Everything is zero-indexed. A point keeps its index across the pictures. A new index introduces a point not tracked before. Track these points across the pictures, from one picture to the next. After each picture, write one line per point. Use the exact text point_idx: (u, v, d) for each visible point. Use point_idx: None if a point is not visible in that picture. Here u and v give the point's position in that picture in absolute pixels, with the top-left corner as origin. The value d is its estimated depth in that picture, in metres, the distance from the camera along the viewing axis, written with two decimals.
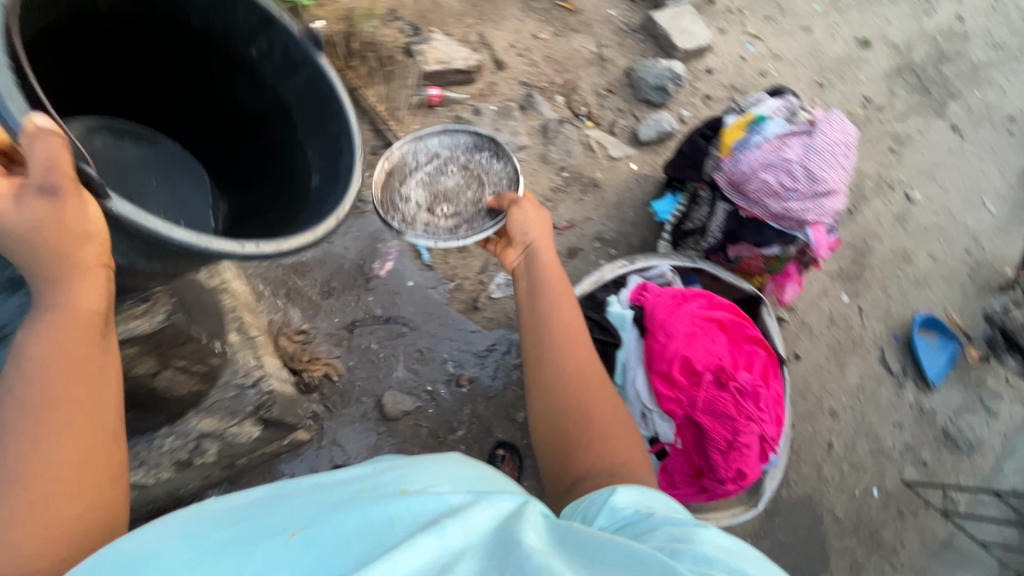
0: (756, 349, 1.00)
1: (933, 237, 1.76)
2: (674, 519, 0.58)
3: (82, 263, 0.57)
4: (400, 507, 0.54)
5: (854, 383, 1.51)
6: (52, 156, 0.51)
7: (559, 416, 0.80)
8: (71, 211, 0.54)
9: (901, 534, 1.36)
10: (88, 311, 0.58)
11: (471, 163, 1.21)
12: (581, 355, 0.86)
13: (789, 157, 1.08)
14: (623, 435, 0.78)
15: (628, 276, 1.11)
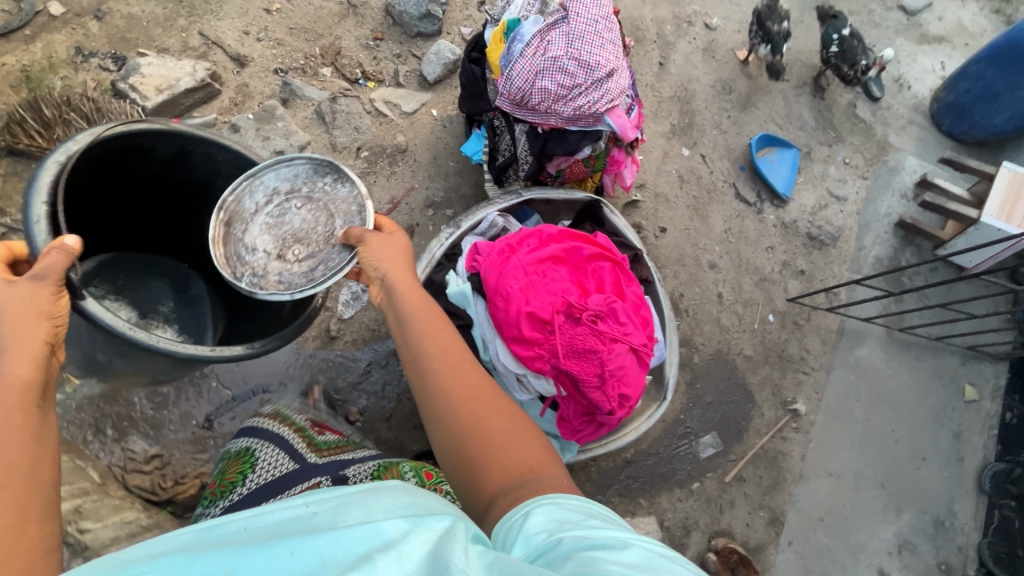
0: (602, 265, 0.96)
1: (744, 55, 1.76)
2: (584, 538, 0.53)
3: (28, 336, 0.63)
4: (331, 544, 0.47)
5: (722, 227, 1.54)
6: (51, 263, 0.65)
7: (462, 445, 0.72)
8: (43, 295, 0.65)
9: (804, 343, 1.46)
10: (22, 380, 0.61)
11: (316, 195, 1.01)
12: (464, 370, 0.78)
13: (556, 54, 0.99)
14: (531, 443, 0.72)
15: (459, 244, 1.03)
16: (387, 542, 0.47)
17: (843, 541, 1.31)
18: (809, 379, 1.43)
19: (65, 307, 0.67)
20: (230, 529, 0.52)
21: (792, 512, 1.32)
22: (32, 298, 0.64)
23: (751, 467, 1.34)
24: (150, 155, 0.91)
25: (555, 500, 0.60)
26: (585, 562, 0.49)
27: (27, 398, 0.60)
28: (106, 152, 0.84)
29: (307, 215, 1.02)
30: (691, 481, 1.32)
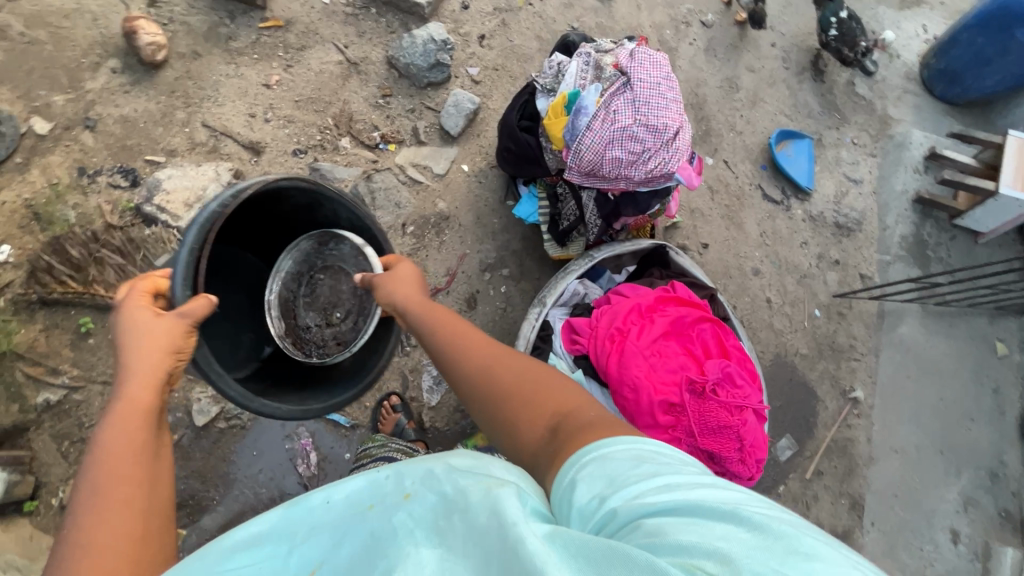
0: (701, 326, 0.98)
1: (742, 49, 1.77)
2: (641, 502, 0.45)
3: (154, 361, 0.66)
4: (405, 514, 0.47)
5: (756, 231, 1.58)
6: (200, 308, 0.69)
7: (494, 414, 0.68)
8: (175, 331, 0.68)
9: (850, 331, 1.54)
10: (148, 404, 0.64)
11: (329, 262, 1.09)
12: (479, 346, 0.75)
13: (622, 122, 0.97)
14: (558, 389, 0.66)
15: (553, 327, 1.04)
16: (450, 505, 0.47)
17: (916, 510, 1.43)
18: (861, 365, 1.51)
19: (191, 342, 0.70)
20: (315, 500, 0.52)
21: (868, 494, 1.42)
22: (167, 333, 0.67)
23: (826, 459, 1.43)
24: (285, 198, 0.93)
25: (598, 449, 0.52)
26: (653, 527, 0.43)
27: (151, 419, 0.63)
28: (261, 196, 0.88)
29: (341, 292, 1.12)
30: (777, 485, 1.39)
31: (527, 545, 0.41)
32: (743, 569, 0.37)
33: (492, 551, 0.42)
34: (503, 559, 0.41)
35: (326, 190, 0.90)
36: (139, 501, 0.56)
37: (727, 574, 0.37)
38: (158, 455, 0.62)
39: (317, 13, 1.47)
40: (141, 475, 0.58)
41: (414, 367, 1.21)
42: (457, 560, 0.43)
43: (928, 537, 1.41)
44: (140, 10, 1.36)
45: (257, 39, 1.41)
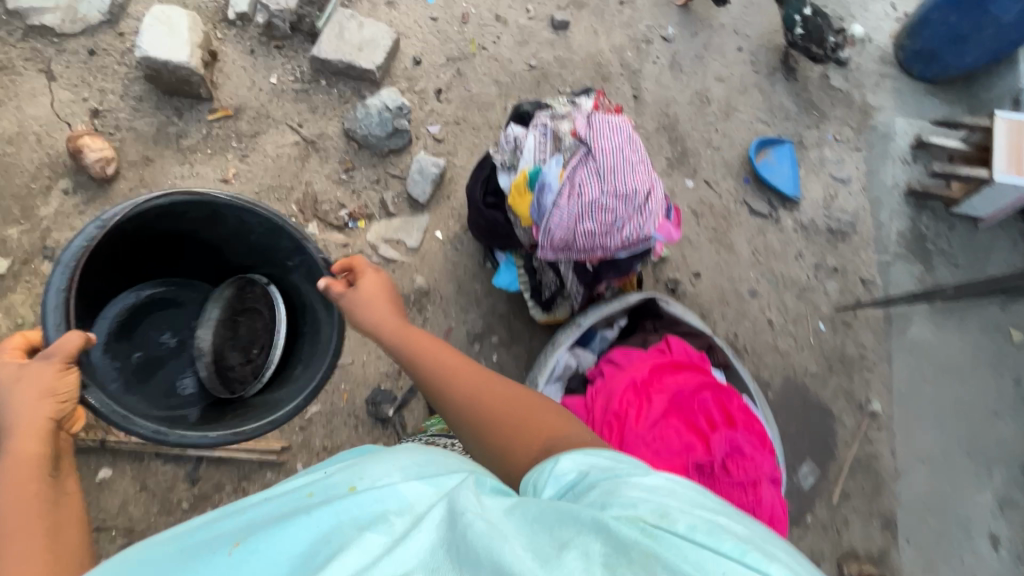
0: (701, 395, 0.94)
1: (708, 59, 1.71)
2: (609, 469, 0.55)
3: (35, 408, 0.68)
4: (351, 506, 0.51)
5: (748, 250, 1.53)
6: (69, 343, 0.70)
7: (492, 445, 0.72)
8: (47, 374, 0.69)
9: (858, 339, 1.49)
10: (37, 451, 0.67)
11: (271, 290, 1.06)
12: (465, 373, 0.80)
13: (586, 197, 0.92)
14: (546, 414, 0.73)
15: None
16: (405, 507, 0.51)
17: (951, 519, 1.38)
18: (874, 374, 1.46)
19: (71, 387, 0.71)
20: (254, 500, 0.58)
21: (899, 509, 1.37)
22: (47, 379, 0.69)
23: (851, 479, 1.38)
24: (185, 218, 0.92)
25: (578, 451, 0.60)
26: (609, 488, 0.52)
27: (42, 472, 0.67)
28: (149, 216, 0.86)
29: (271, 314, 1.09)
30: (804, 515, 1.34)
31: (476, 528, 0.47)
32: (674, 520, 0.47)
33: (440, 539, 0.47)
34: (450, 542, 0.47)
35: (216, 198, 0.87)
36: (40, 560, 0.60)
37: (665, 523, 0.47)
38: (58, 505, 0.66)
39: (266, 95, 1.42)
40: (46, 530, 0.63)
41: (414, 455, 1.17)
42: (406, 542, 0.47)
43: (967, 545, 1.36)
44: (85, 123, 1.32)
45: (208, 132, 1.37)
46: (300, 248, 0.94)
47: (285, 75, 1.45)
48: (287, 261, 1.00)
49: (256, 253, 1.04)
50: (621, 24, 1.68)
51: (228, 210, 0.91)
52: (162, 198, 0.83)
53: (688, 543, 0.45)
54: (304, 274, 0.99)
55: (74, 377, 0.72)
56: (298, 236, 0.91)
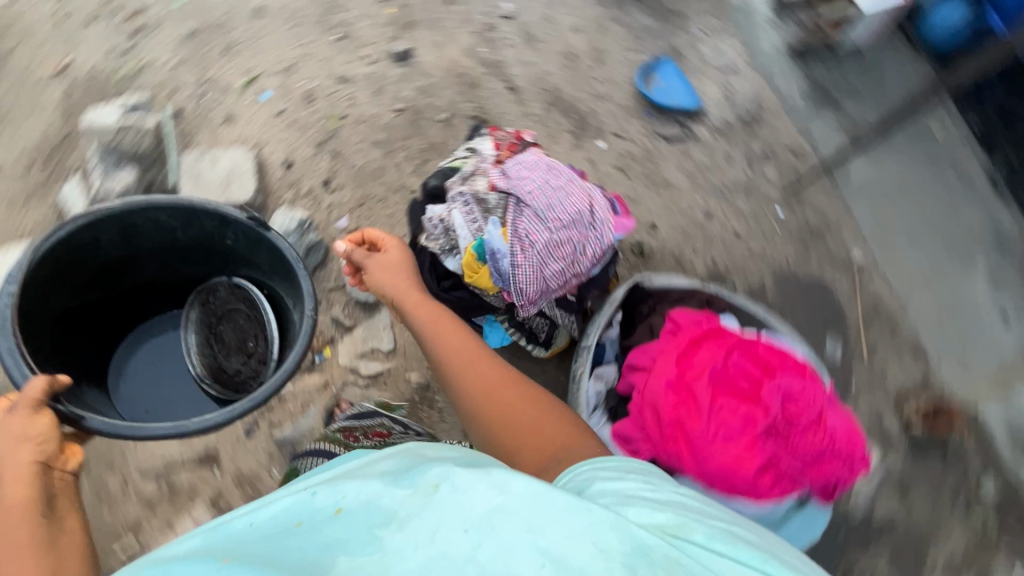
0: (731, 360, 0.94)
1: (557, 17, 1.65)
2: (617, 482, 0.60)
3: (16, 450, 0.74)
4: (353, 524, 0.52)
5: (685, 177, 1.53)
6: (38, 385, 0.79)
7: (487, 428, 0.79)
8: (20, 420, 0.76)
9: (816, 205, 1.53)
10: (25, 494, 0.70)
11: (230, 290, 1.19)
12: (474, 364, 0.84)
13: (539, 242, 0.89)
14: (551, 423, 0.76)
15: (612, 447, 0.99)
16: (390, 517, 0.52)
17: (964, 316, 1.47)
18: (843, 229, 1.52)
19: (45, 429, 0.77)
20: (237, 525, 0.54)
21: (921, 333, 1.45)
22: (23, 425, 0.76)
23: (871, 331, 1.44)
24: (103, 247, 1.03)
25: (593, 465, 0.64)
26: (621, 496, 0.58)
27: (31, 515, 0.68)
28: (73, 255, 0.98)
29: (245, 303, 1.18)
30: (852, 384, 1.40)
31: (486, 548, 0.48)
32: (691, 528, 0.54)
33: (446, 555, 0.48)
34: (456, 560, 0.48)
35: (114, 211, 0.98)
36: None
37: (682, 531, 0.54)
38: (52, 547, 0.66)
39: None
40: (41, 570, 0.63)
41: None
42: (401, 562, 0.48)
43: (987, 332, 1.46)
44: None
45: None
46: (224, 220, 1.04)
47: None
48: (224, 241, 1.10)
49: (199, 254, 1.15)
50: (459, 24, 1.60)
51: (140, 220, 1.02)
52: (69, 228, 0.94)
53: (705, 546, 0.53)
54: (246, 243, 1.08)
55: (48, 418, 0.79)
56: (206, 208, 1.01)
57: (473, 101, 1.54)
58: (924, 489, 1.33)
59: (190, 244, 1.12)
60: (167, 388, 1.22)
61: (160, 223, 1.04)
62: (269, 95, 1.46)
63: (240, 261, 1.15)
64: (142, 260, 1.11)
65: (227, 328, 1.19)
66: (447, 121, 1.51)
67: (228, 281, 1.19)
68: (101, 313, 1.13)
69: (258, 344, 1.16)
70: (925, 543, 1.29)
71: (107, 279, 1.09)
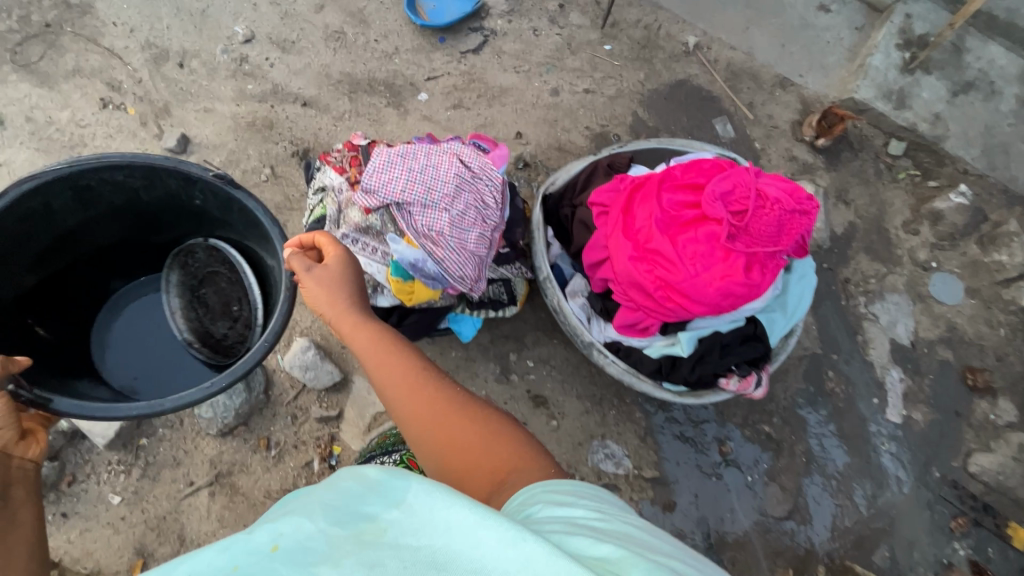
0: (664, 201, 0.96)
1: (294, 9, 1.49)
2: (569, 513, 0.53)
3: None
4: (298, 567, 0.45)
5: (512, 74, 1.48)
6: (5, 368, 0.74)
7: (428, 454, 0.70)
8: None
9: (631, 19, 1.53)
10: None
11: (214, 267, 1.13)
12: (413, 390, 0.73)
13: (445, 225, 0.84)
14: (499, 446, 0.68)
15: (627, 340, 1.01)
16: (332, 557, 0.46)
17: (797, 29, 1.55)
18: (665, 24, 1.53)
19: None
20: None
21: (776, 66, 1.53)
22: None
23: (741, 93, 1.51)
24: (59, 213, 0.95)
25: (550, 486, 0.58)
26: (570, 527, 0.51)
27: None
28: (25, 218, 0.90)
29: (226, 266, 1.13)
30: (754, 147, 1.48)
31: None
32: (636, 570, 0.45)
33: None
34: None
35: (62, 172, 0.89)
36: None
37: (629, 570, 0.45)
38: (6, 536, 0.73)
39: (135, 514, 1.17)
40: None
41: (595, 474, 1.19)
42: None
43: (820, 30, 1.55)
44: None
45: None
46: (190, 179, 0.97)
47: (115, 484, 1.17)
48: (194, 201, 1.04)
49: (173, 215, 1.09)
50: (210, 77, 1.42)
51: (98, 184, 0.95)
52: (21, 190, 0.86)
53: None
54: (216, 202, 1.02)
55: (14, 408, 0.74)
56: (167, 167, 0.95)
57: (280, 139, 1.40)
58: (854, 185, 1.46)
59: (157, 204, 1.05)
60: (158, 358, 1.16)
61: (121, 182, 0.97)
62: None
63: (217, 223, 1.10)
64: (105, 226, 1.04)
65: (210, 293, 1.14)
66: (273, 175, 1.38)
67: (206, 242, 1.13)
68: (64, 280, 1.06)
69: (241, 310, 1.12)
70: (881, 225, 1.44)
71: (67, 246, 1.02)
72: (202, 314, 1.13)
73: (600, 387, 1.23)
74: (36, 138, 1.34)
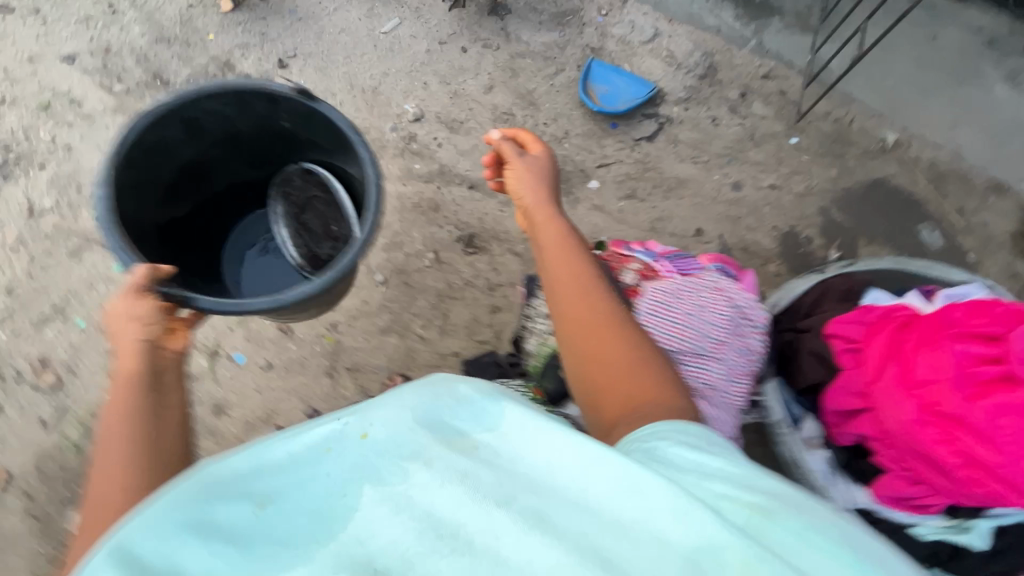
0: (956, 353, 0.79)
1: (463, 88, 1.46)
2: (689, 453, 0.54)
3: (122, 336, 0.71)
4: (383, 453, 0.52)
5: (688, 164, 1.38)
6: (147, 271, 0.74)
7: (569, 349, 0.73)
8: (120, 311, 0.72)
9: (818, 110, 1.41)
10: (127, 374, 0.68)
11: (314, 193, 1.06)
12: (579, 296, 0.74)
13: (717, 378, 0.71)
14: (639, 376, 0.68)
15: (892, 513, 0.82)
16: (416, 453, 0.51)
17: (1013, 128, 1.38)
18: (858, 119, 1.40)
19: (145, 309, 0.72)
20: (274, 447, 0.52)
21: (988, 169, 1.36)
22: (124, 310, 0.72)
23: (947, 197, 1.35)
24: (176, 149, 0.93)
25: (660, 426, 0.59)
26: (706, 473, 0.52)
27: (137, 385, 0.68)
28: (146, 155, 0.88)
29: (324, 190, 1.06)
30: (968, 259, 1.30)
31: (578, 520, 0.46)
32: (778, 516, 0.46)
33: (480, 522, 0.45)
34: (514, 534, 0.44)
35: (170, 104, 0.86)
36: (134, 455, 0.62)
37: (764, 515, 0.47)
38: (160, 413, 0.67)
39: None
40: (142, 452, 0.62)
41: None
42: (424, 500, 0.47)
43: None
44: None
45: None
46: (272, 99, 0.92)
47: None
48: (283, 124, 0.98)
49: (266, 145, 1.03)
50: (379, 155, 1.39)
51: (205, 119, 0.92)
52: (134, 127, 0.84)
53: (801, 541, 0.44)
54: (302, 122, 0.96)
55: (145, 304, 0.73)
56: (256, 88, 0.89)
57: (445, 223, 1.34)
58: None
59: (257, 131, 0.99)
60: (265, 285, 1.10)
61: (223, 112, 0.93)
62: (244, 354, 1.23)
63: (304, 144, 1.02)
64: (213, 164, 1.01)
65: (313, 218, 1.06)
66: (436, 261, 1.31)
67: (301, 165, 1.06)
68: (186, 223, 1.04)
69: (347, 228, 1.04)
70: None
71: (184, 188, 1.00)
72: (306, 239, 1.05)
73: None
74: None
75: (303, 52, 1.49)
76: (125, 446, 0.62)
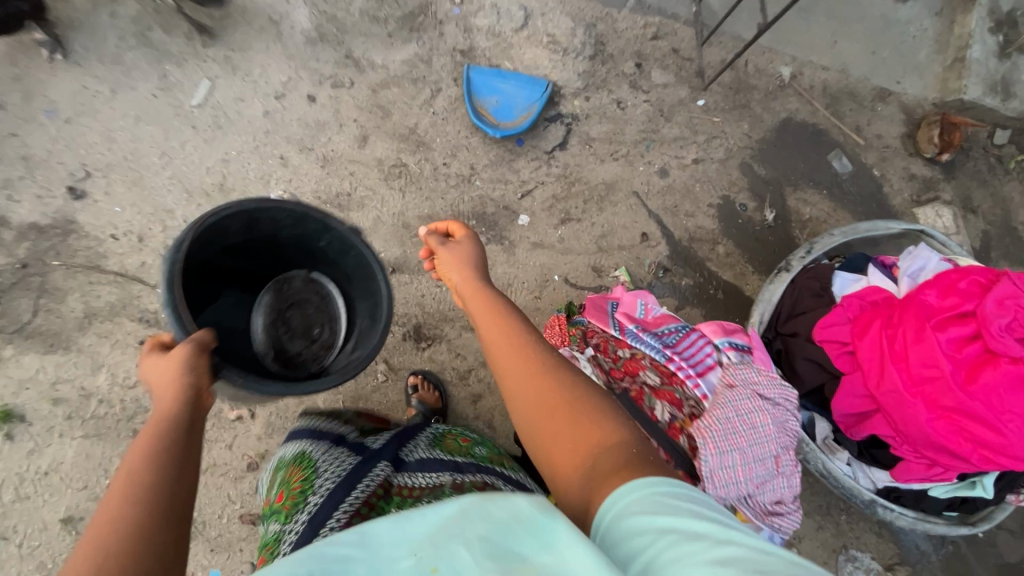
0: (945, 341, 0.83)
1: (332, 151, 1.19)
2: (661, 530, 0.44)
3: (165, 384, 0.58)
4: None
5: (610, 163, 1.27)
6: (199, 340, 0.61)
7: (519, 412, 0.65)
8: (166, 366, 0.59)
9: (715, 60, 1.33)
10: (176, 413, 0.56)
11: (319, 298, 0.94)
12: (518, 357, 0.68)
13: (782, 490, 0.69)
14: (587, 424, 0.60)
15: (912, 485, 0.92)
16: None
17: (882, 30, 1.40)
18: (752, 58, 1.35)
19: (198, 364, 0.60)
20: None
21: (872, 78, 1.39)
22: (182, 362, 0.59)
23: (845, 117, 1.38)
24: (229, 234, 0.77)
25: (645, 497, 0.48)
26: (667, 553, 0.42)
27: (166, 430, 0.55)
28: (203, 240, 0.73)
29: (328, 300, 0.94)
30: (875, 174, 1.36)
31: None
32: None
33: None
34: None
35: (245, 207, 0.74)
36: (146, 495, 0.50)
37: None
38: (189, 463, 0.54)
39: None
40: (175, 514, 0.50)
41: None
42: None
43: (904, 24, 1.42)
44: None
45: None
46: (324, 227, 0.81)
47: None
48: (318, 245, 0.86)
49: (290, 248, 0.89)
50: None
51: (269, 216, 0.79)
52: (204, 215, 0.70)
53: None
54: (338, 251, 0.85)
55: (196, 356, 0.60)
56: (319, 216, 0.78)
57: None
58: (977, 190, 1.39)
59: (291, 241, 0.87)
60: None
61: (291, 222, 0.81)
62: (219, 567, 1.04)
63: (322, 259, 0.90)
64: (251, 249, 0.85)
65: (295, 318, 0.92)
66: (390, 370, 1.14)
67: (307, 270, 0.94)
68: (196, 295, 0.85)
69: (331, 336, 0.93)
70: (1011, 226, 1.39)
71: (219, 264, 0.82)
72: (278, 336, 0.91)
73: (825, 497, 1.16)
74: (77, 423, 1.03)
75: (98, 167, 1.11)
76: (150, 496, 0.50)
